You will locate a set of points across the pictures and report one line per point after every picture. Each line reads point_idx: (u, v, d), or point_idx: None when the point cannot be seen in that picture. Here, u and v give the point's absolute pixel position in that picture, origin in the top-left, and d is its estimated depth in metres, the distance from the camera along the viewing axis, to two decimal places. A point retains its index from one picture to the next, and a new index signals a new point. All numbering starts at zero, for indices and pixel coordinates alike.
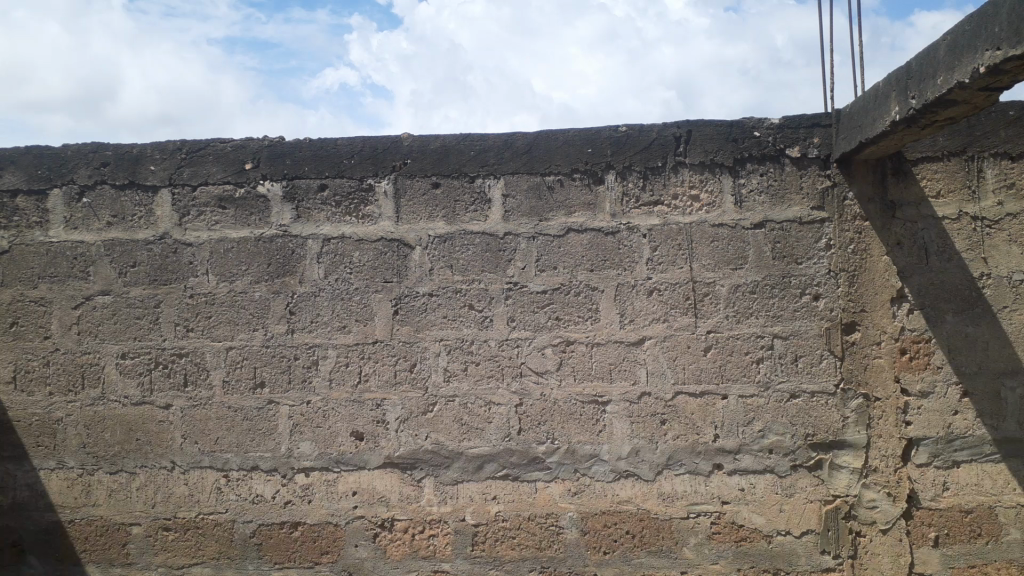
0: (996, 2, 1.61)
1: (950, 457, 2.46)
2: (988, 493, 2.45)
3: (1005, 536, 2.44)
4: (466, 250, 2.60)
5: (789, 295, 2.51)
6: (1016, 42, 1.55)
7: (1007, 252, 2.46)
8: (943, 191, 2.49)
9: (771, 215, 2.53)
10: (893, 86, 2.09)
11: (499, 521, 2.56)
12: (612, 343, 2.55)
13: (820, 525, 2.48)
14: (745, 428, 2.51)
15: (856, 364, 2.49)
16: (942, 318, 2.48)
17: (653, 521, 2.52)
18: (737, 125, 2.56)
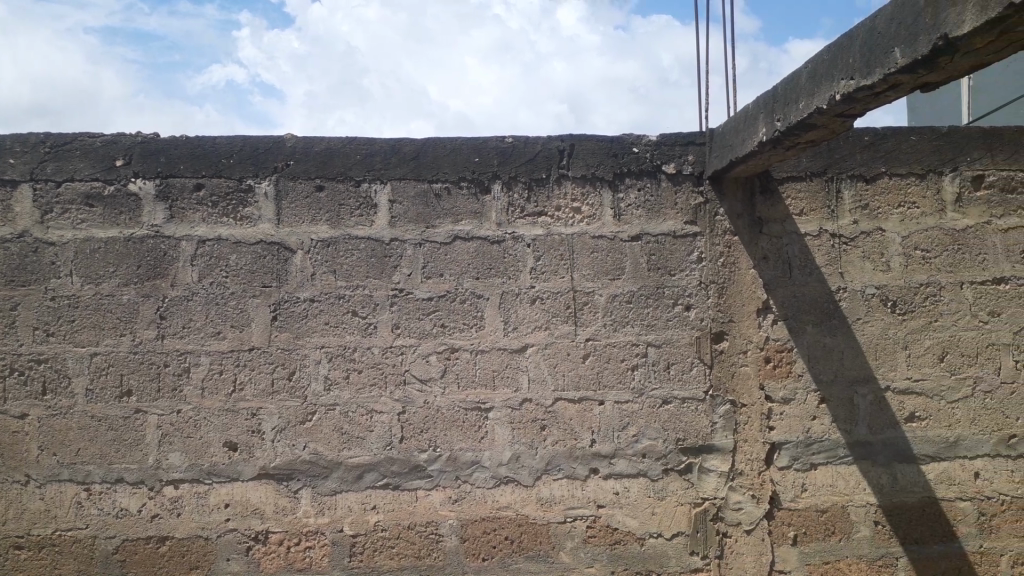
0: (851, 36, 1.73)
1: (808, 459, 2.61)
2: (842, 493, 2.60)
3: (856, 533, 2.60)
4: (350, 255, 2.56)
5: (663, 305, 2.60)
6: (867, 73, 1.67)
7: (861, 267, 2.64)
8: (806, 210, 2.64)
9: (647, 228, 2.62)
10: (760, 109, 2.20)
11: (377, 530, 2.53)
12: (496, 350, 2.57)
13: (690, 527, 2.57)
14: (620, 433, 2.57)
15: (724, 371, 2.60)
16: (803, 329, 2.63)
17: (532, 526, 2.55)
18: (617, 140, 2.64)
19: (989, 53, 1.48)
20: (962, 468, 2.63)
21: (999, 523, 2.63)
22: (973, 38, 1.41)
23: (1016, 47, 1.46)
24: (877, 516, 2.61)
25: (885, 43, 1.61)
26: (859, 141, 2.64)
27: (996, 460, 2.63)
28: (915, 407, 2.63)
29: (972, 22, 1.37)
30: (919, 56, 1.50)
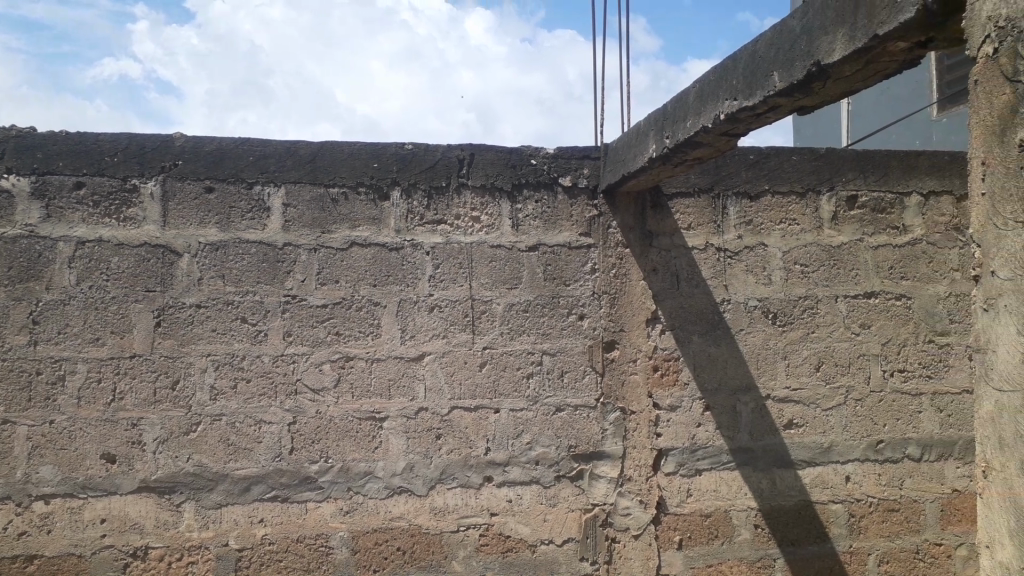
0: (735, 58, 1.81)
1: (693, 465, 2.70)
2: (724, 497, 2.70)
3: (737, 536, 2.70)
4: (240, 260, 2.49)
5: (558, 315, 2.64)
6: (748, 95, 1.74)
7: (744, 280, 2.75)
8: (694, 224, 2.74)
9: (544, 239, 2.65)
10: (651, 126, 2.27)
11: (264, 544, 2.46)
12: (391, 359, 2.55)
13: (580, 533, 2.61)
14: (514, 441, 2.59)
15: (615, 380, 2.66)
16: (689, 339, 2.72)
17: (423, 536, 2.53)
18: (516, 151, 2.66)
19: (858, 81, 1.57)
20: (835, 472, 2.77)
21: (867, 524, 2.78)
22: (844, 66, 1.49)
23: (882, 76, 1.56)
24: (757, 519, 2.72)
25: (765, 67, 1.69)
26: (744, 160, 2.76)
27: (865, 464, 2.79)
28: (792, 415, 2.75)
29: (842, 50, 1.45)
30: (795, 81, 1.59)
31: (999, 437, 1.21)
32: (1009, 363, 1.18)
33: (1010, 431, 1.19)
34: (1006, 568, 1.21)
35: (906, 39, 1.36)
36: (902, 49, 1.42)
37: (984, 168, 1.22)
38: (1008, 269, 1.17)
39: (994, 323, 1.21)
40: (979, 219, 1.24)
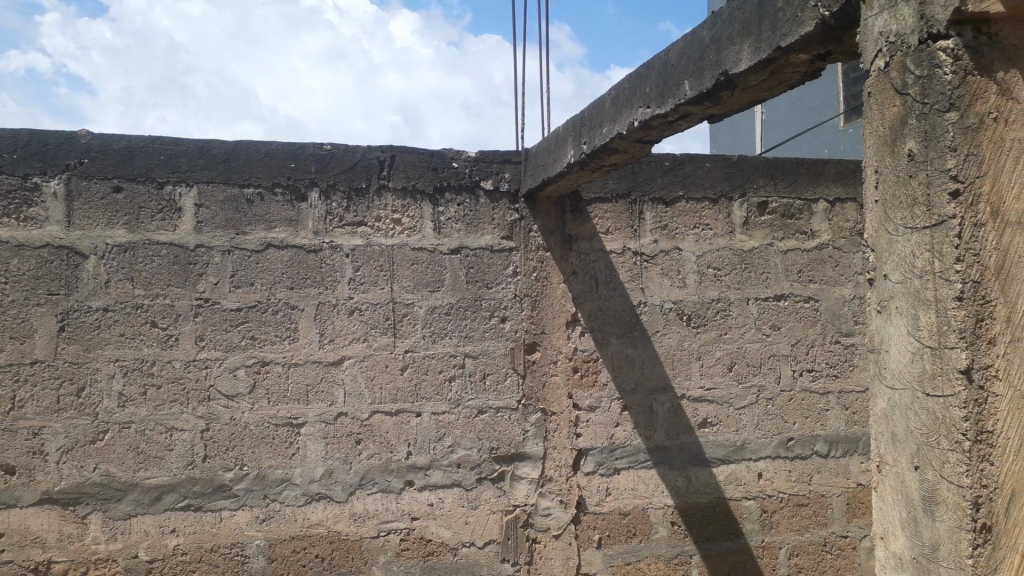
0: (649, 66, 1.85)
1: (612, 464, 2.74)
2: (642, 495, 2.75)
3: (654, 533, 2.76)
4: (150, 262, 2.41)
5: (480, 317, 2.64)
6: (661, 102, 1.79)
7: (660, 283, 2.81)
8: (612, 228, 2.78)
9: (466, 241, 2.65)
10: (570, 131, 2.30)
11: (176, 554, 2.38)
12: (309, 363, 2.50)
13: (501, 535, 2.62)
14: (435, 444, 2.58)
15: (536, 382, 2.68)
16: (608, 340, 2.76)
17: (343, 542, 2.50)
18: (437, 154, 2.65)
19: (764, 90, 1.63)
20: (747, 469, 2.86)
21: (778, 518, 2.88)
22: (750, 75, 1.54)
23: (786, 86, 1.61)
24: (673, 517, 2.78)
25: (677, 75, 1.73)
26: (660, 166, 2.82)
27: (775, 461, 2.88)
28: (707, 414, 2.82)
29: (748, 59, 1.49)
30: (704, 89, 1.63)
31: (892, 432, 1.28)
32: (900, 362, 1.25)
33: (902, 427, 1.25)
34: (899, 557, 1.28)
35: (807, 52, 1.42)
36: (804, 60, 1.48)
37: (876, 176, 1.29)
38: (898, 272, 1.24)
39: (887, 324, 1.27)
40: (874, 224, 1.31)
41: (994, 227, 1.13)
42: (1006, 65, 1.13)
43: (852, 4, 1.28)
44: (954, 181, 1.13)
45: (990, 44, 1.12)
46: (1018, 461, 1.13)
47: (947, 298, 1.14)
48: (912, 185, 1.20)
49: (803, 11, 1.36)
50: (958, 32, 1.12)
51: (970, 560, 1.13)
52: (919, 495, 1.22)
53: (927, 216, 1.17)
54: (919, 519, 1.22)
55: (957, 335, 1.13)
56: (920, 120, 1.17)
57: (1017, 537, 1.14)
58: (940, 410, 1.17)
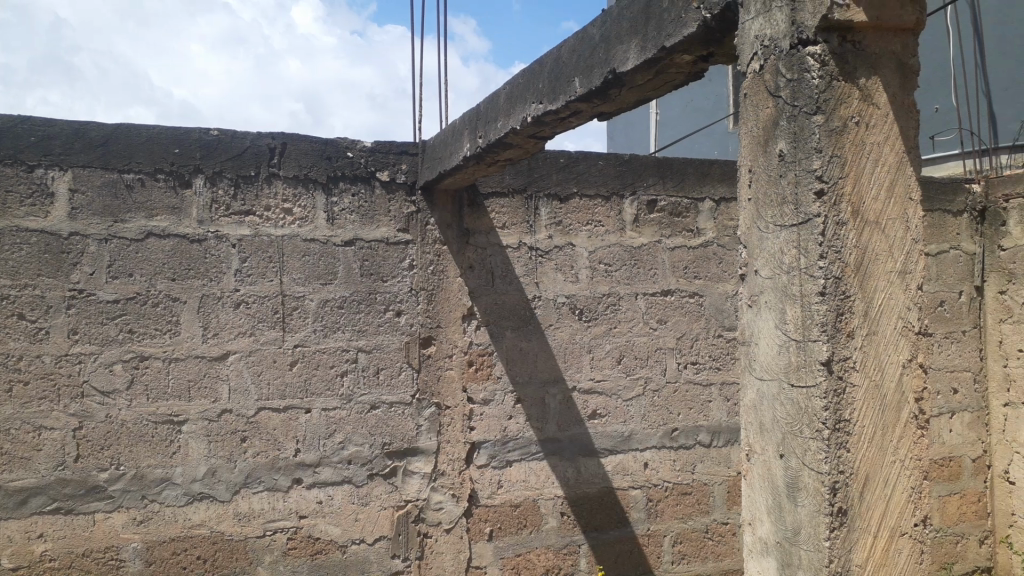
0: (542, 62, 1.86)
1: (504, 457, 2.76)
2: (533, 487, 2.78)
3: (544, 524, 2.79)
4: (18, 250, 2.26)
5: (374, 311, 2.60)
6: (552, 99, 1.81)
7: (554, 277, 2.85)
8: (508, 223, 2.79)
9: (360, 234, 2.60)
10: (465, 124, 2.29)
11: (44, 560, 2.25)
12: (192, 358, 2.41)
13: (392, 530, 2.60)
14: (325, 441, 2.53)
15: (430, 376, 2.66)
16: (503, 334, 2.77)
17: (226, 543, 2.42)
18: (331, 143, 2.58)
19: (651, 90, 1.67)
20: (634, 459, 2.93)
21: (663, 507, 2.97)
22: (637, 74, 1.57)
23: (671, 86, 1.66)
24: (564, 507, 2.82)
25: (569, 72, 1.75)
26: (555, 162, 2.85)
27: (662, 451, 2.97)
28: (597, 405, 2.88)
29: (635, 58, 1.53)
30: (594, 88, 1.66)
31: (759, 422, 1.33)
32: (768, 354, 1.30)
33: (768, 416, 1.31)
34: (764, 541, 1.33)
35: (691, 53, 1.45)
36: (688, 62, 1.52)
37: (750, 175, 1.34)
38: (768, 268, 1.29)
39: (757, 318, 1.33)
40: (746, 222, 1.36)
41: (854, 227, 1.21)
42: (868, 72, 1.22)
43: (730, 9, 1.31)
44: (819, 181, 1.19)
45: (852, 52, 1.20)
46: (870, 447, 1.22)
47: (811, 293, 1.20)
48: (781, 184, 1.25)
49: (686, 13, 1.39)
50: (825, 39, 1.18)
51: (828, 542, 1.20)
52: (783, 482, 1.27)
53: (795, 214, 1.23)
54: (783, 504, 1.28)
55: (820, 329, 1.19)
56: (790, 122, 1.23)
57: (869, 519, 1.22)
58: (803, 401, 1.22)
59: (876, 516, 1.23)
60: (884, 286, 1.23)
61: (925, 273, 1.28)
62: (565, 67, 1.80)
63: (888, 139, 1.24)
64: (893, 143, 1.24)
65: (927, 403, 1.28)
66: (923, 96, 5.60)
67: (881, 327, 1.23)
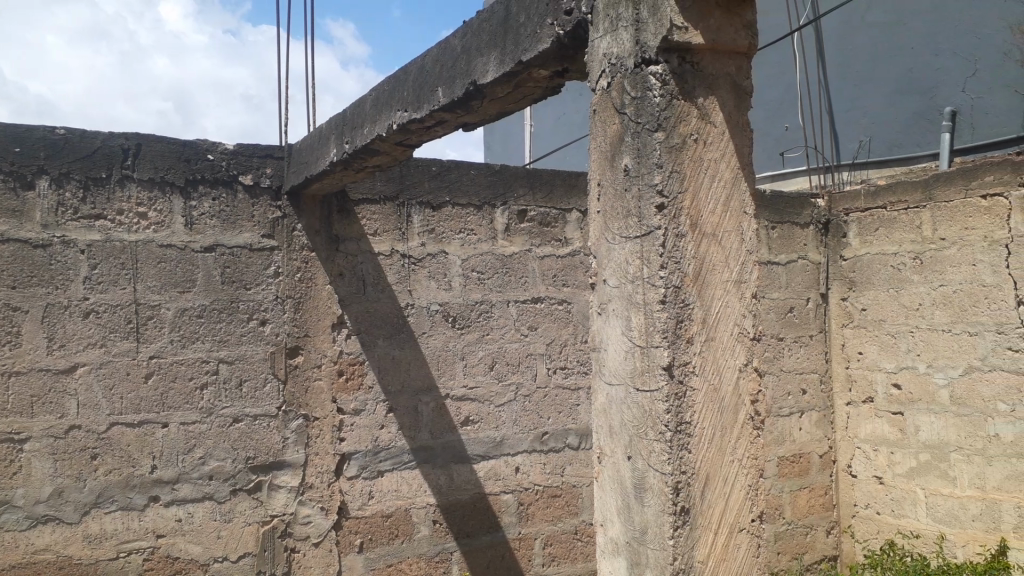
0: (406, 69, 1.88)
1: (375, 467, 2.72)
2: (405, 496, 2.76)
3: (416, 533, 2.77)
4: None
5: (236, 320, 2.51)
6: (417, 107, 1.82)
7: (427, 285, 2.84)
8: (379, 230, 2.76)
9: (221, 239, 2.50)
10: (332, 128, 2.25)
11: None
12: (36, 371, 2.25)
13: (257, 547, 2.51)
14: (184, 456, 2.42)
15: (297, 387, 2.60)
16: (374, 343, 2.74)
17: (75, 567, 2.28)
18: (190, 145, 2.47)
19: (511, 102, 1.70)
20: (506, 464, 2.96)
21: (533, 511, 3.01)
22: (497, 86, 1.60)
23: (531, 99, 1.70)
24: (436, 515, 2.81)
25: (432, 81, 1.77)
26: (427, 170, 2.84)
27: (532, 455, 3.01)
28: (470, 412, 2.89)
29: (494, 70, 1.55)
30: (456, 97, 1.68)
31: (610, 425, 1.38)
32: (615, 359, 1.35)
33: (617, 419, 1.36)
34: (615, 542, 1.38)
35: (547, 68, 1.49)
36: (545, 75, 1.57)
37: (598, 188, 1.39)
38: (615, 277, 1.34)
39: (606, 325, 1.38)
40: (596, 233, 1.40)
41: (693, 239, 1.27)
42: (705, 93, 1.30)
43: (581, 26, 1.36)
44: (659, 196, 1.24)
45: (688, 75, 1.28)
46: (710, 447, 1.29)
47: (653, 302, 1.26)
48: (626, 198, 1.30)
49: (541, 28, 1.43)
50: (666, 59, 1.26)
51: (671, 540, 1.25)
52: (630, 482, 1.32)
53: (638, 226, 1.28)
54: (631, 504, 1.33)
55: (661, 335, 1.25)
56: (634, 138, 1.28)
57: (711, 517, 1.29)
58: (646, 404, 1.28)
59: (717, 514, 1.30)
60: (721, 294, 1.30)
61: (759, 281, 1.36)
62: (428, 77, 1.82)
63: (724, 155, 1.32)
64: (728, 159, 1.32)
65: (762, 405, 1.36)
66: (772, 115, 5.96)
67: (719, 332, 1.30)
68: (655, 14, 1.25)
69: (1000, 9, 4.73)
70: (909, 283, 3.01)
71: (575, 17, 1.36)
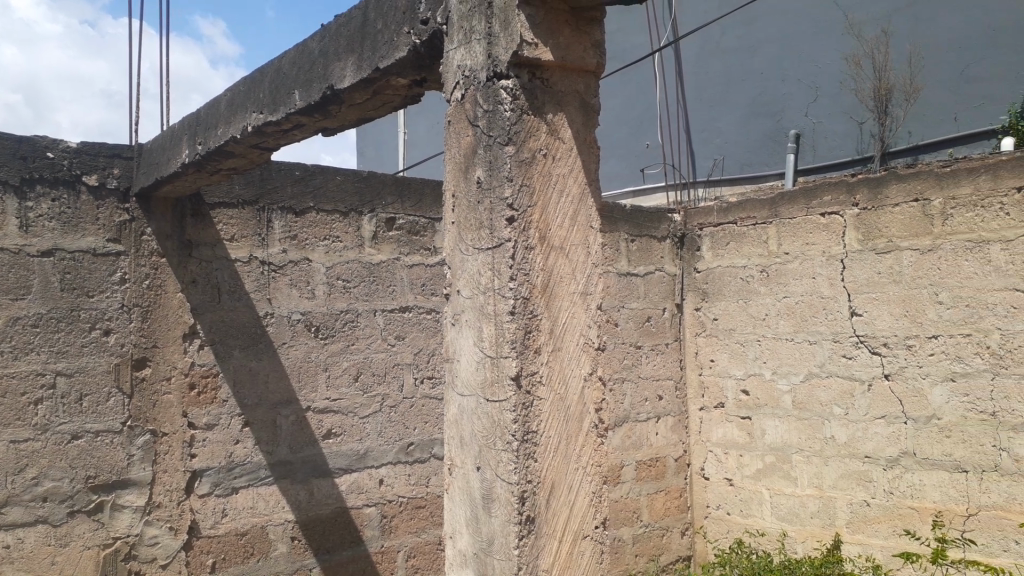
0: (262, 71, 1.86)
1: (229, 483, 2.61)
2: (261, 513, 2.66)
3: (274, 551, 2.68)
4: None
5: (77, 329, 2.36)
6: (273, 109, 1.80)
7: (287, 293, 2.75)
8: (237, 236, 2.66)
9: (61, 243, 2.35)
10: (184, 129, 2.17)
11: None
12: None
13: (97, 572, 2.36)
14: (15, 477, 2.24)
15: (144, 400, 2.46)
16: (229, 353, 2.63)
17: None
18: (27, 141, 2.31)
19: (371, 108, 1.70)
20: (369, 476, 2.91)
21: (397, 523, 2.97)
22: (355, 92, 1.59)
23: (390, 105, 1.70)
24: (294, 531, 2.73)
25: (290, 84, 1.76)
26: (290, 175, 2.76)
27: (397, 467, 2.98)
28: (332, 424, 2.83)
29: (351, 75, 1.58)
30: (313, 102, 1.69)
31: (460, 436, 1.39)
32: (468, 370, 1.36)
33: (468, 431, 1.37)
34: (463, 554, 1.39)
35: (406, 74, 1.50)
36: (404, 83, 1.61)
37: (453, 199, 1.40)
38: (469, 289, 1.35)
39: (459, 336, 1.39)
40: (450, 244, 1.41)
41: (542, 252, 1.30)
42: (555, 109, 1.34)
43: (437, 36, 1.41)
44: (510, 209, 1.27)
45: (539, 89, 1.31)
46: (555, 456, 1.31)
47: (503, 312, 1.28)
48: (478, 210, 1.32)
49: (398, 37, 1.47)
50: (516, 74, 1.28)
51: (516, 550, 1.27)
52: (479, 493, 1.34)
53: (490, 238, 1.30)
54: (479, 515, 1.34)
55: (510, 346, 1.27)
56: (486, 151, 1.30)
57: (555, 525, 1.31)
58: (496, 414, 1.30)
59: (562, 522, 1.33)
60: (568, 305, 1.34)
61: (604, 294, 1.40)
62: (286, 80, 1.80)
63: (572, 171, 1.35)
64: (576, 175, 1.36)
65: (607, 412, 1.39)
66: (633, 133, 6.19)
67: (565, 343, 1.33)
68: (506, 29, 1.27)
69: (834, 42, 5.18)
70: (756, 295, 3.20)
71: (431, 28, 1.40)
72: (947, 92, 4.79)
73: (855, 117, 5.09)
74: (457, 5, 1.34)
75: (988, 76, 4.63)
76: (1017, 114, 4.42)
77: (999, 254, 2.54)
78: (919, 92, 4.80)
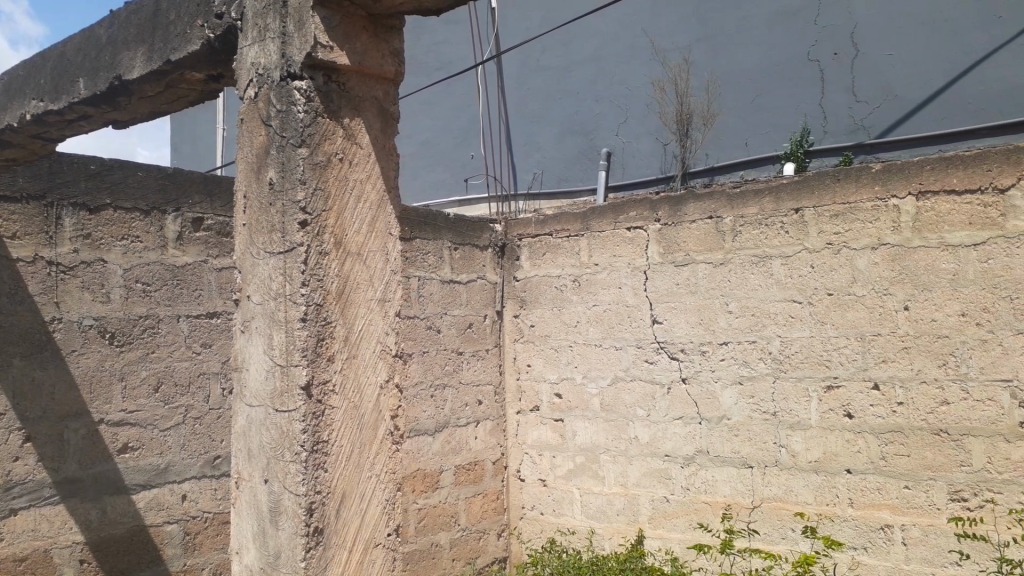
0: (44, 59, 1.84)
1: (6, 505, 2.37)
2: (44, 536, 2.44)
3: None
4: None
5: None
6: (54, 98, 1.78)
7: (79, 297, 2.55)
8: (20, 233, 2.44)
9: None
10: None
11: None
12: None
13: None
14: None
15: None
16: (7, 362, 2.40)
17: None
18: None
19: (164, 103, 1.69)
20: (170, 492, 2.74)
21: (202, 540, 2.82)
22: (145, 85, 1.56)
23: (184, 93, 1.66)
24: (83, 554, 2.52)
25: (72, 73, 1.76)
26: (84, 169, 2.57)
27: (201, 481, 2.82)
28: (128, 438, 2.63)
29: (141, 66, 1.58)
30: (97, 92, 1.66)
31: (248, 450, 1.49)
32: (256, 381, 1.46)
33: (256, 443, 1.47)
34: (249, 568, 1.48)
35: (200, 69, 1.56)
36: (199, 76, 1.64)
37: (246, 200, 1.50)
38: (258, 293, 1.46)
39: (247, 344, 1.49)
40: (241, 246, 1.50)
41: (336, 257, 1.43)
42: (352, 115, 1.48)
43: (232, 31, 1.50)
44: (303, 212, 1.39)
45: (337, 92, 1.46)
46: (347, 465, 1.44)
47: (294, 319, 1.39)
48: (271, 212, 1.43)
49: (192, 29, 1.53)
50: (312, 76, 1.41)
51: (303, 562, 1.37)
52: (265, 507, 1.44)
53: (282, 242, 1.41)
54: (266, 529, 1.44)
55: (300, 355, 1.38)
56: (280, 152, 1.42)
57: (344, 535, 1.43)
58: (285, 424, 1.40)
59: (351, 532, 1.45)
60: (364, 312, 1.48)
61: (401, 300, 1.55)
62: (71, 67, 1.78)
63: (369, 177, 1.50)
64: (373, 181, 1.51)
65: (401, 420, 1.54)
66: (457, 142, 6.26)
67: (360, 352, 1.47)
68: (299, 29, 1.41)
69: (645, 66, 5.47)
70: (568, 302, 3.32)
71: (225, 22, 1.50)
72: (741, 116, 5.22)
73: (659, 137, 5.43)
74: (253, 4, 1.46)
75: (776, 104, 5.10)
76: (797, 143, 4.95)
77: (780, 268, 2.80)
78: (715, 118, 5.23)
